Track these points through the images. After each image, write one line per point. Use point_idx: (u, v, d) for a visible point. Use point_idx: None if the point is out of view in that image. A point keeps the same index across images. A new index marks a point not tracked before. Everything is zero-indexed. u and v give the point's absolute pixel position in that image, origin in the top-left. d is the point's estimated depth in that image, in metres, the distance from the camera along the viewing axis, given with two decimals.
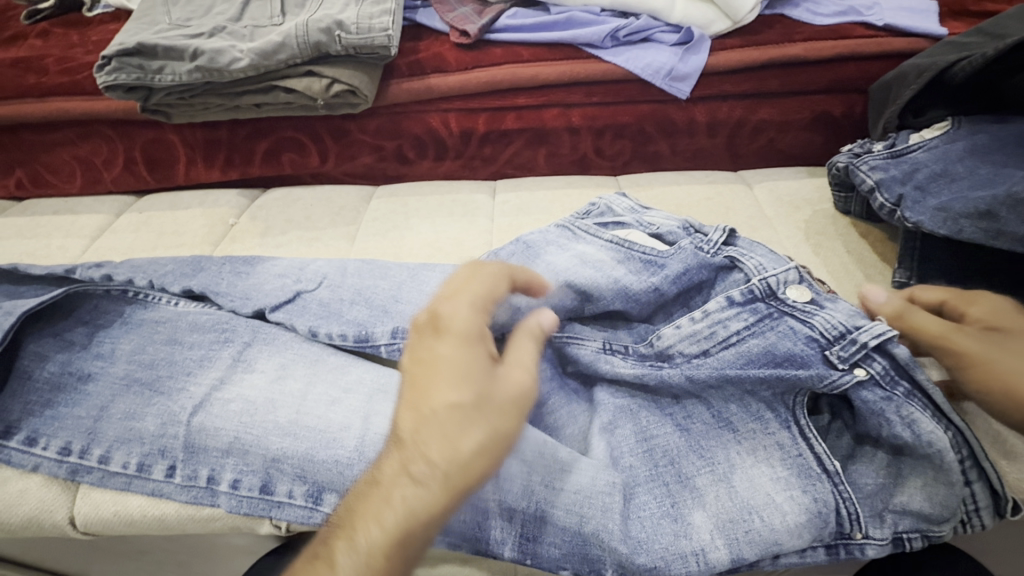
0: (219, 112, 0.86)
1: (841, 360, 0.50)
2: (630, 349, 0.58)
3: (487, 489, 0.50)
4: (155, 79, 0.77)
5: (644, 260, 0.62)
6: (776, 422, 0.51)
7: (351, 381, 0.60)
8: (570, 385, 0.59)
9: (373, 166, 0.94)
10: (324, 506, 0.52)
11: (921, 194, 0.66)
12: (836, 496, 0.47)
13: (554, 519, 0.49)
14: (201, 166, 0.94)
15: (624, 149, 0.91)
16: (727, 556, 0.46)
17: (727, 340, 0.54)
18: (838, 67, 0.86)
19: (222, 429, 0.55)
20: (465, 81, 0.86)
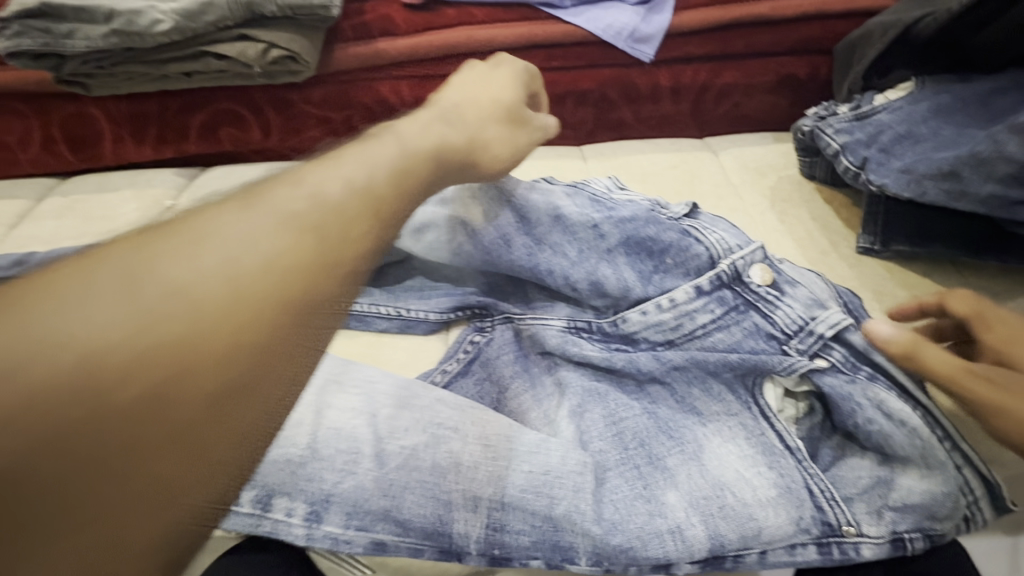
0: (145, 83, 0.78)
1: (801, 352, 0.49)
2: (595, 326, 0.57)
3: (449, 479, 0.47)
4: (65, 45, 0.69)
5: (594, 200, 0.60)
6: (737, 403, 0.50)
7: None
8: (534, 371, 0.57)
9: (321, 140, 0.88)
10: (272, 513, 0.47)
11: (886, 156, 0.64)
12: (803, 473, 0.46)
13: (523, 504, 0.46)
14: (131, 144, 0.86)
15: (587, 117, 0.88)
16: (704, 533, 0.43)
17: (691, 331, 0.53)
18: (802, 27, 0.83)
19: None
20: (416, 45, 0.80)
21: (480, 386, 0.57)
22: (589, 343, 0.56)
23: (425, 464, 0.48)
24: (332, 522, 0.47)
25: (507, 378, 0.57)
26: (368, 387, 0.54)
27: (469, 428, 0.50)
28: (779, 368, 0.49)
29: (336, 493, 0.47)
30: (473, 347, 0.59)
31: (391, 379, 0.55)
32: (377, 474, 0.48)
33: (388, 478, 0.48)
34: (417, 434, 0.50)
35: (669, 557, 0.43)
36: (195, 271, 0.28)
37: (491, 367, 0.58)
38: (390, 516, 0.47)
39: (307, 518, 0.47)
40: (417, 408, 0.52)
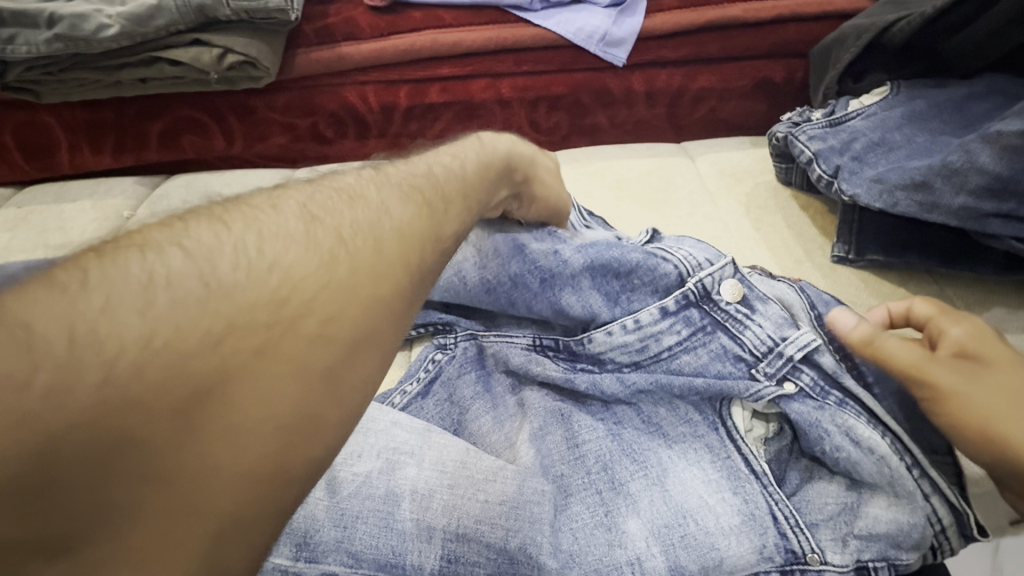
0: (98, 89, 0.75)
1: (768, 375, 0.47)
2: (561, 345, 0.54)
3: (403, 507, 0.44)
4: (7, 51, 0.66)
5: (551, 235, 0.57)
6: (703, 425, 0.48)
7: None
8: (498, 392, 0.55)
9: (287, 147, 0.85)
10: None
11: (859, 164, 0.63)
12: (768, 499, 0.43)
13: (476, 536, 0.43)
14: (88, 152, 0.83)
15: (561, 122, 0.86)
16: (665, 565, 0.41)
17: (657, 353, 0.51)
18: (778, 30, 0.82)
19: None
20: (381, 49, 0.78)
21: (440, 405, 0.55)
22: (553, 362, 0.54)
23: (378, 493, 0.45)
24: (280, 553, 0.42)
25: (468, 399, 0.54)
26: None
27: (424, 451, 0.47)
28: (747, 392, 0.46)
29: (284, 524, 0.43)
30: (434, 367, 0.57)
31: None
32: (328, 502, 0.44)
33: (339, 506, 0.44)
34: (370, 459, 0.46)
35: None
36: (336, 246, 0.29)
37: (451, 387, 0.55)
38: (342, 546, 0.42)
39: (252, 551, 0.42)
40: (372, 429, 0.49)
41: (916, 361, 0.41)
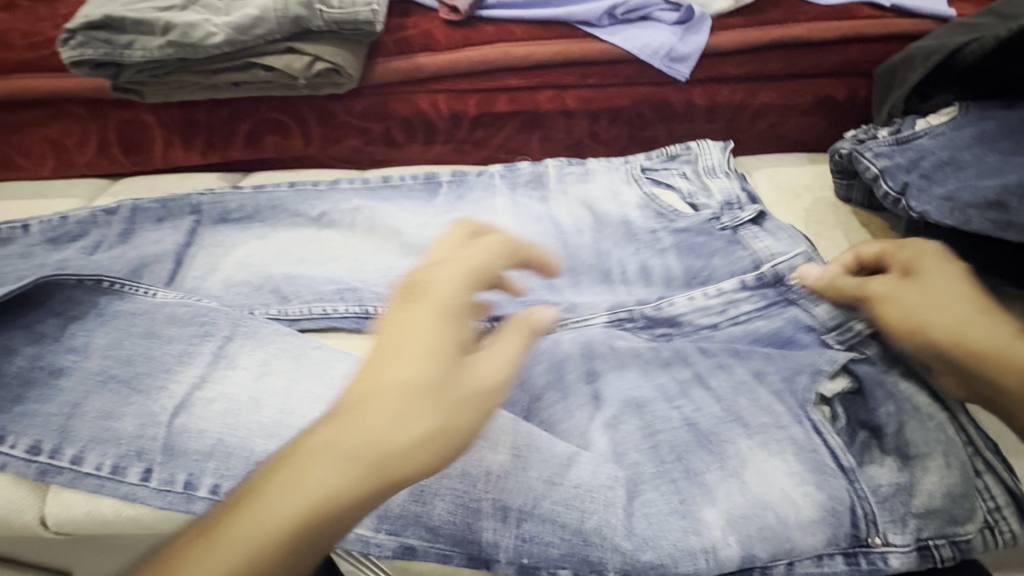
0: (196, 91, 0.81)
1: (841, 343, 0.53)
2: (637, 315, 0.61)
3: (479, 486, 0.45)
4: (124, 55, 0.73)
5: (658, 212, 0.67)
6: (788, 417, 0.48)
7: (337, 375, 0.53)
8: (571, 378, 0.56)
9: (359, 149, 0.90)
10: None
11: (927, 182, 0.63)
12: (852, 495, 0.44)
13: (552, 516, 0.44)
14: (180, 149, 0.90)
15: (621, 133, 0.89)
16: (739, 553, 0.42)
17: (737, 317, 0.58)
18: (842, 49, 0.83)
19: (205, 431, 0.48)
20: (455, 61, 0.82)
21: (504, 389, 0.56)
22: (633, 332, 0.60)
23: (452, 469, 0.46)
24: (362, 526, 0.45)
25: (542, 386, 0.56)
26: None
27: (493, 428, 0.47)
28: (822, 360, 0.51)
29: None
30: None
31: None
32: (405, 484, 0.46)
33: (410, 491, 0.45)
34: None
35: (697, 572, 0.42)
36: None
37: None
38: (422, 522, 0.45)
39: None
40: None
41: (856, 288, 0.52)
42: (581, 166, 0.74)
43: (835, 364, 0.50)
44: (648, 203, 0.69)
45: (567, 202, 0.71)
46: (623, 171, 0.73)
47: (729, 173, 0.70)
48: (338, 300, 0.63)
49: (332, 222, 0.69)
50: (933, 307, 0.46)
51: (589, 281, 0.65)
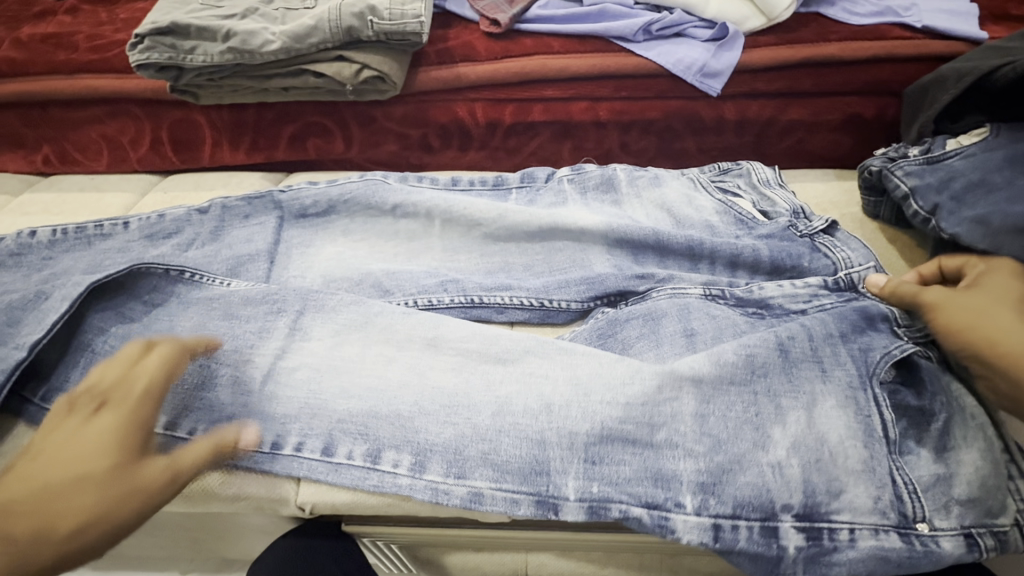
0: (247, 95, 0.86)
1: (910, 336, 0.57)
2: (728, 293, 0.67)
3: (548, 430, 0.53)
4: (187, 59, 0.77)
5: (739, 219, 0.75)
6: (857, 380, 0.54)
7: (402, 337, 0.60)
8: (665, 333, 0.64)
9: (397, 154, 0.94)
10: (382, 466, 0.53)
11: (957, 205, 0.65)
12: (891, 462, 0.50)
13: (621, 435, 0.53)
14: (227, 148, 0.94)
15: (650, 145, 0.91)
16: (800, 475, 0.50)
17: (822, 305, 0.64)
18: (872, 68, 0.85)
19: (292, 397, 0.56)
20: (494, 71, 0.85)
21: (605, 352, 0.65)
22: (726, 306, 0.66)
23: (518, 410, 0.54)
24: (435, 471, 0.52)
25: (633, 339, 0.65)
26: (463, 350, 0.59)
27: (590, 382, 0.55)
28: (893, 346, 0.56)
29: (437, 445, 0.53)
30: (605, 318, 0.68)
31: (481, 348, 0.59)
32: (480, 421, 0.54)
33: (485, 425, 0.54)
34: (532, 396, 0.55)
35: (770, 489, 0.50)
36: None
37: (617, 327, 0.67)
38: (488, 463, 0.52)
39: (411, 469, 0.52)
40: (571, 362, 0.57)
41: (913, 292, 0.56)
42: (650, 172, 0.82)
43: (905, 352, 0.55)
44: (726, 209, 0.76)
45: (645, 198, 0.79)
46: (694, 179, 0.81)
47: (784, 186, 0.78)
48: (442, 290, 0.72)
49: (408, 213, 0.78)
50: (987, 313, 0.49)
51: (676, 264, 0.73)
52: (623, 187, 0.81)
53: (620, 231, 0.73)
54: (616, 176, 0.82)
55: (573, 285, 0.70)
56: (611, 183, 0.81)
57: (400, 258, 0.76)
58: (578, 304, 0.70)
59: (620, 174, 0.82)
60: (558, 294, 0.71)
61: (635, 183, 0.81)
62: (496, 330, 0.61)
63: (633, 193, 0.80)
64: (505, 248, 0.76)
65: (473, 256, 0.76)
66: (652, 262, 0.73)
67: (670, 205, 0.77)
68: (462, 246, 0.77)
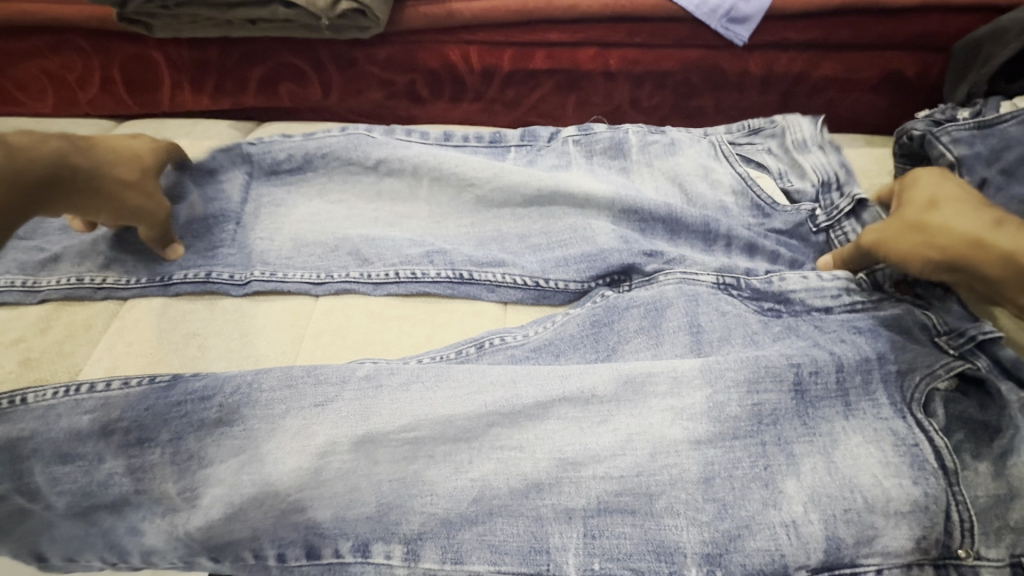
0: (208, 27, 0.75)
1: (952, 349, 0.51)
2: (743, 284, 0.59)
3: (535, 496, 0.47)
4: None
5: (758, 201, 0.66)
6: (889, 409, 0.49)
7: (320, 443, 0.47)
8: (668, 329, 0.57)
9: (381, 103, 0.84)
10: (373, 558, 0.46)
11: (1007, 179, 0.58)
12: (949, 498, 0.45)
13: (619, 506, 0.47)
14: (188, 91, 0.84)
15: (663, 101, 0.82)
16: (822, 532, 0.44)
17: (851, 302, 0.56)
18: (920, 18, 0.75)
19: (232, 531, 0.46)
20: (492, 9, 0.75)
21: (596, 344, 0.58)
22: (738, 300, 0.59)
23: (502, 489, 0.47)
24: (430, 559, 0.46)
25: (631, 331, 0.58)
26: (412, 442, 0.48)
27: (577, 454, 0.48)
28: (936, 366, 0.50)
29: (426, 532, 0.46)
30: (603, 302, 0.60)
31: (434, 429, 0.48)
32: (448, 505, 0.47)
33: (468, 512, 0.47)
34: (513, 473, 0.48)
35: (784, 553, 0.44)
36: None
37: (615, 315, 0.59)
38: (485, 544, 0.46)
39: (405, 559, 0.46)
40: (545, 431, 0.49)
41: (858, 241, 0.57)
42: (666, 138, 0.73)
43: (950, 373, 0.49)
44: (740, 193, 0.68)
45: (657, 169, 0.71)
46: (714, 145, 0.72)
47: (824, 148, 0.68)
48: (427, 262, 0.64)
49: (392, 169, 0.69)
50: (962, 217, 0.48)
51: (688, 245, 0.65)
52: (633, 154, 0.72)
53: (632, 203, 0.65)
54: (626, 137, 0.73)
55: (572, 263, 0.63)
56: (621, 147, 0.72)
57: (383, 223, 0.68)
58: (576, 282, 0.63)
59: (630, 136, 0.73)
60: (554, 272, 0.63)
61: (648, 150, 0.72)
62: (444, 409, 0.49)
63: (644, 162, 0.71)
64: (500, 215, 0.68)
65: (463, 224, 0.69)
66: (660, 237, 0.66)
67: (681, 178, 0.69)
68: (452, 211, 0.68)
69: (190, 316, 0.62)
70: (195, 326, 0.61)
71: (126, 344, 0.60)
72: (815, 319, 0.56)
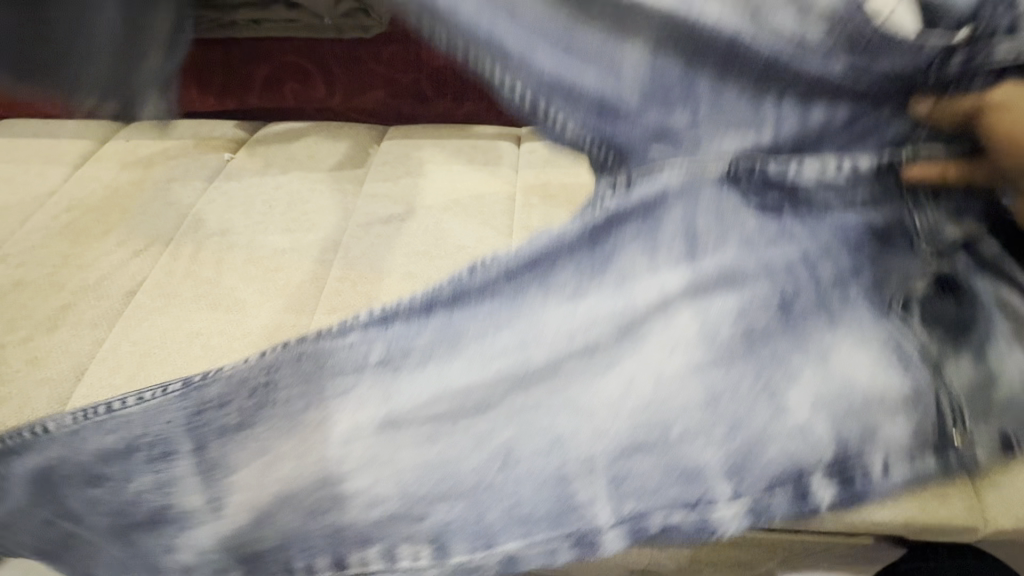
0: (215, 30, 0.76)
1: (933, 253, 0.52)
2: (757, 172, 0.54)
3: (551, 456, 0.51)
4: None
5: (852, 41, 0.47)
6: (870, 316, 0.51)
7: (339, 438, 0.53)
8: (664, 236, 0.55)
9: (385, 103, 0.84)
10: (415, 560, 0.51)
11: None
12: (935, 386, 0.48)
13: (638, 445, 0.50)
14: (194, 92, 0.84)
15: None
16: (831, 432, 0.48)
17: (851, 202, 0.54)
18: None
19: (279, 532, 0.52)
20: None
21: (594, 253, 0.55)
22: (739, 194, 0.54)
23: (518, 462, 0.51)
24: (458, 549, 0.50)
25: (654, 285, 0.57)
26: (419, 437, 0.53)
27: (594, 403, 0.52)
28: (915, 270, 0.51)
29: (452, 522, 0.51)
30: (608, 206, 0.55)
31: (452, 403, 0.53)
32: (467, 501, 0.51)
33: (499, 480, 0.51)
34: (529, 437, 0.52)
35: (796, 453, 0.48)
36: None
37: (608, 231, 0.55)
38: (512, 520, 0.50)
39: (432, 556, 0.51)
40: (559, 381, 0.53)
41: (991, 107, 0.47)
42: None
43: (930, 275, 0.51)
44: (836, 25, 0.47)
45: None
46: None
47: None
48: None
49: None
50: None
51: (733, 110, 0.52)
52: None
53: (693, 26, 0.50)
54: None
55: (584, 97, 0.53)
56: None
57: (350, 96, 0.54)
58: (576, 125, 0.54)
59: None
60: (559, 108, 0.54)
61: None
62: (444, 388, 0.54)
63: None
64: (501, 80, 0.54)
65: (463, 216, 0.73)
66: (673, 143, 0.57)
67: (751, 9, 0.49)
68: None
69: (194, 315, 0.64)
70: (199, 326, 0.63)
71: (131, 343, 0.62)
72: (810, 223, 0.54)
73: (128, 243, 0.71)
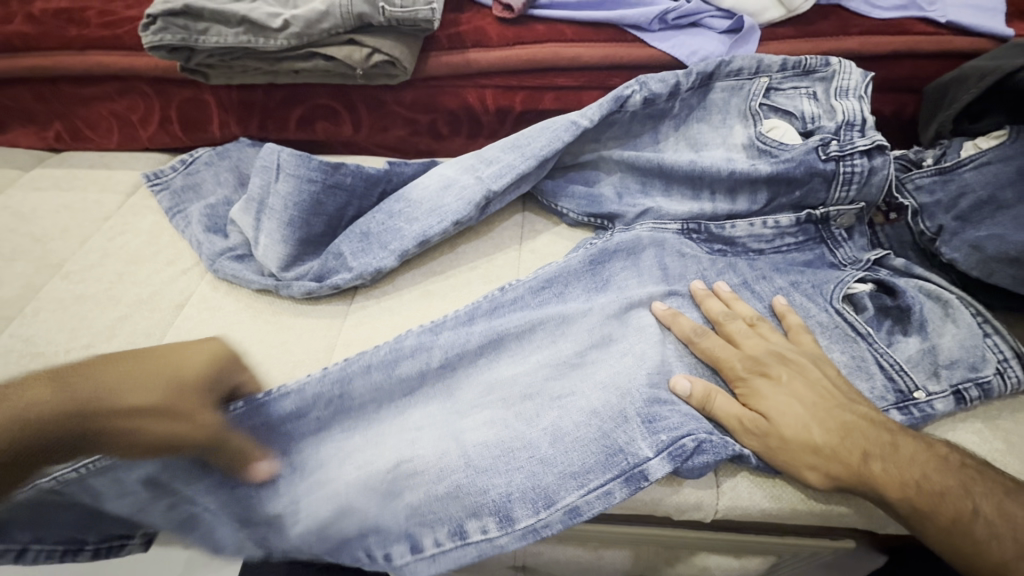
0: (257, 76, 0.86)
1: (847, 261, 0.72)
2: (703, 229, 0.75)
3: (586, 423, 0.60)
4: (199, 40, 0.78)
5: (764, 149, 0.75)
6: (821, 303, 0.67)
7: (418, 419, 0.63)
8: (644, 266, 0.72)
9: (405, 139, 0.93)
10: (472, 538, 0.57)
11: (961, 225, 0.67)
12: (874, 350, 0.63)
13: (654, 400, 0.60)
14: (235, 127, 0.94)
15: None
16: None
17: (778, 247, 0.75)
18: (893, 64, 0.83)
19: (346, 523, 0.58)
20: (505, 58, 0.84)
21: (594, 278, 0.72)
22: (697, 241, 0.75)
23: (541, 446, 0.59)
24: (523, 517, 0.57)
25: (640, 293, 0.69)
26: (462, 439, 0.61)
27: (616, 377, 0.62)
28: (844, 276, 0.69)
29: (512, 496, 0.58)
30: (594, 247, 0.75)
31: (504, 392, 0.64)
32: (508, 482, 0.58)
33: (547, 453, 0.59)
34: (558, 414, 0.61)
35: None
36: None
37: (607, 257, 0.73)
38: (528, 499, 0.57)
39: (498, 528, 0.57)
40: (584, 370, 0.64)
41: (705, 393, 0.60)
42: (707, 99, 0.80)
43: (854, 279, 0.69)
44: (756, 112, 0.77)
45: (682, 135, 0.81)
46: (748, 91, 0.78)
47: (862, 97, 0.74)
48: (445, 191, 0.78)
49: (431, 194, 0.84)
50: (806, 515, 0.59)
51: (679, 195, 0.78)
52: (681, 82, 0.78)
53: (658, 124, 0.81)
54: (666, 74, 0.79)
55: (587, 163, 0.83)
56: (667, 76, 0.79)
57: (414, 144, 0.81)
58: (577, 214, 0.82)
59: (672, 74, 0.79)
60: (565, 202, 0.82)
61: (687, 101, 0.80)
62: (482, 395, 0.64)
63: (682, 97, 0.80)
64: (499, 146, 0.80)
65: (476, 240, 0.82)
66: (657, 190, 0.80)
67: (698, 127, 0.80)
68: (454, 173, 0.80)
69: (238, 325, 0.72)
70: (241, 334, 0.71)
71: None
72: (750, 257, 0.74)
73: (177, 262, 0.79)
